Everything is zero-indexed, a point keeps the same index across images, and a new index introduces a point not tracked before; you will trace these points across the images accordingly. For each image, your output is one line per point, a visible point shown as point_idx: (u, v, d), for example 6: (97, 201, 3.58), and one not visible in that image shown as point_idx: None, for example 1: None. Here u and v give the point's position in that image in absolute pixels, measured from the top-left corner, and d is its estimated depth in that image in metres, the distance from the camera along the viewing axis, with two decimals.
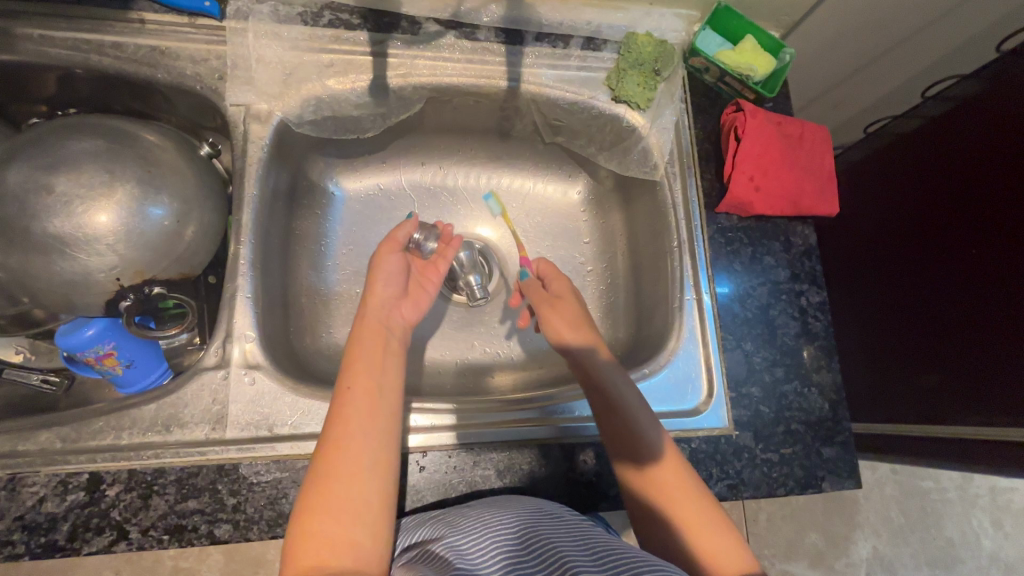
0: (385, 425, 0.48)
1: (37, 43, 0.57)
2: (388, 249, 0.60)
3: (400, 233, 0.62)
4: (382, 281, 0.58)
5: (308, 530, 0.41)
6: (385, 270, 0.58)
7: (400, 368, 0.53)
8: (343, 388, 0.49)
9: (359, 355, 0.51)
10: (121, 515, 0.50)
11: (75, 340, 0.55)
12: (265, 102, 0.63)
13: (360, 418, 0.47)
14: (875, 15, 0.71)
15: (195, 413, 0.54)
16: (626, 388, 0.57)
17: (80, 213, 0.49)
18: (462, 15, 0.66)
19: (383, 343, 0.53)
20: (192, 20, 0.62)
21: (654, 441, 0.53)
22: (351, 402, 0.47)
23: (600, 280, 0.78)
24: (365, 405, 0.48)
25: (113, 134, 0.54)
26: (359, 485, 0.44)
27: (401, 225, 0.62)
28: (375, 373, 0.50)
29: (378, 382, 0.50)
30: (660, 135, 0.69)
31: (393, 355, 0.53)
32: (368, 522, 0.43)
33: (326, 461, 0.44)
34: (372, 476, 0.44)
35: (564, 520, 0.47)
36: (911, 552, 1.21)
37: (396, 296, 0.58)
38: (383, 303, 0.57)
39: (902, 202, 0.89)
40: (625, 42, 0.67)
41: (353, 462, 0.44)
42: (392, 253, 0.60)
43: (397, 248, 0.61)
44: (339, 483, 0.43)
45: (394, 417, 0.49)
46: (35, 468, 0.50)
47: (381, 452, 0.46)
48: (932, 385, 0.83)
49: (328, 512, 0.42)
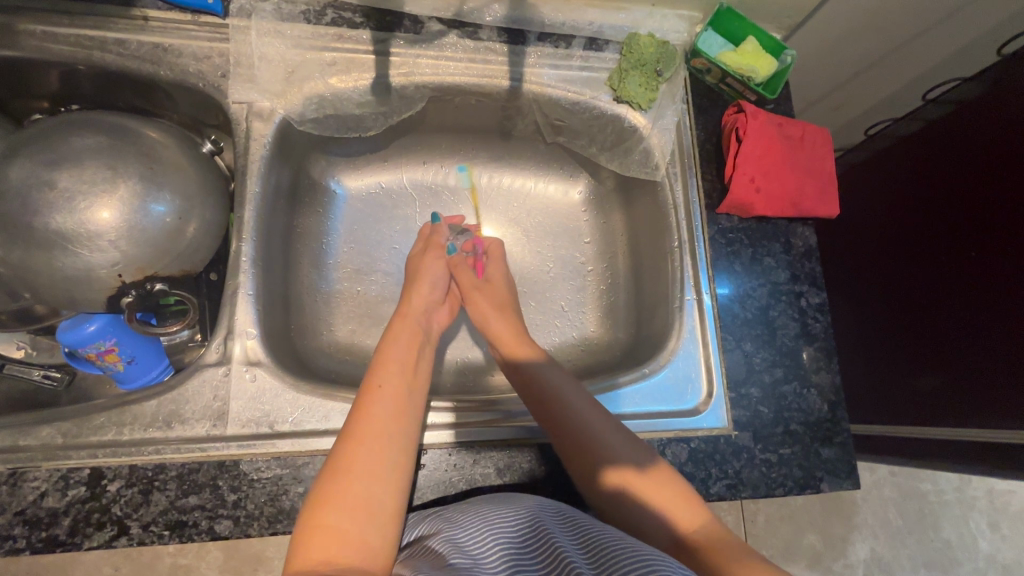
0: (407, 426, 0.48)
1: (40, 39, 0.58)
2: (433, 252, 0.68)
3: (439, 238, 0.70)
4: (427, 282, 0.64)
5: (322, 525, 0.41)
6: (430, 270, 0.65)
7: (424, 376, 0.54)
8: (372, 386, 0.50)
9: (391, 357, 0.54)
10: (122, 511, 0.50)
11: (77, 336, 0.55)
12: (267, 99, 0.63)
13: (386, 418, 0.48)
14: (875, 17, 0.72)
15: (196, 409, 0.54)
16: (569, 388, 0.56)
17: (83, 209, 0.49)
18: (464, 14, 0.66)
19: (415, 348, 0.56)
20: (196, 18, 0.62)
21: (615, 442, 0.52)
22: (379, 403, 0.49)
23: (600, 280, 0.78)
24: (392, 405, 0.49)
25: (116, 130, 0.54)
26: (377, 481, 0.44)
27: (439, 230, 0.70)
28: (404, 378, 0.52)
29: (405, 386, 0.51)
30: (662, 136, 0.69)
31: (420, 361, 0.56)
32: (379, 520, 0.42)
33: (347, 455, 0.45)
34: (390, 476, 0.45)
35: (561, 517, 0.48)
36: (908, 554, 1.21)
37: (434, 300, 0.65)
38: (422, 304, 0.63)
39: (900, 205, 0.90)
40: (627, 43, 0.67)
41: (375, 458, 0.45)
42: (436, 257, 0.67)
43: (440, 252, 0.68)
44: (357, 478, 0.43)
45: (416, 421, 0.50)
46: (36, 463, 0.50)
47: (400, 454, 0.46)
48: (931, 387, 0.83)
49: (344, 506, 0.42)
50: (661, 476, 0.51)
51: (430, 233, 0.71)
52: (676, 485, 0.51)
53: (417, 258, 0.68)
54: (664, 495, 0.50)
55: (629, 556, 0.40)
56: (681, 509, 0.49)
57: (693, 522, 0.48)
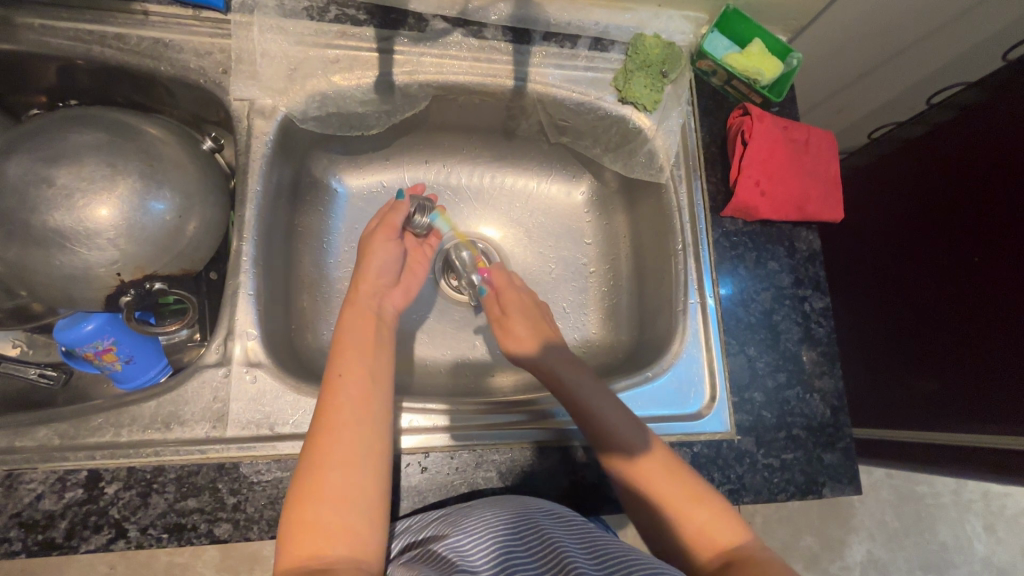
0: (378, 414, 0.48)
1: (38, 33, 0.57)
2: (384, 232, 0.61)
3: (396, 216, 0.62)
4: (375, 267, 0.59)
5: (304, 520, 0.41)
6: (378, 256, 0.59)
7: (390, 360, 0.53)
8: (335, 376, 0.49)
9: (351, 344, 0.52)
10: (120, 514, 0.49)
11: (75, 335, 0.54)
12: (269, 97, 0.62)
13: (353, 404, 0.47)
14: (883, 20, 0.71)
15: (195, 411, 0.53)
16: (597, 395, 0.55)
17: (81, 206, 0.48)
18: (470, 13, 0.66)
19: (375, 330, 0.54)
20: (197, 13, 0.61)
21: (621, 432, 0.53)
22: (343, 389, 0.48)
23: (603, 281, 0.78)
24: (357, 392, 0.48)
25: (114, 127, 0.53)
26: (353, 470, 0.44)
27: (398, 208, 0.63)
28: (367, 361, 0.51)
29: (370, 372, 0.50)
30: (666, 138, 0.69)
31: (383, 346, 0.53)
32: (360, 508, 0.43)
33: (318, 449, 0.45)
34: (366, 465, 0.45)
35: (567, 520, 0.48)
36: (904, 556, 1.22)
37: (386, 284, 0.60)
38: (374, 289, 0.58)
39: (903, 209, 0.90)
40: (633, 43, 0.67)
41: (346, 450, 0.45)
42: (386, 238, 0.61)
43: (392, 233, 0.61)
44: (333, 470, 0.44)
45: (386, 406, 0.49)
46: (32, 464, 0.50)
47: (374, 442, 0.46)
48: (931, 391, 0.84)
49: (324, 500, 0.42)
50: (693, 487, 0.50)
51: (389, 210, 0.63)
52: (709, 498, 0.50)
53: (367, 238, 0.61)
54: (704, 514, 0.49)
55: (637, 568, 0.40)
56: (718, 523, 0.48)
57: (733, 536, 0.48)
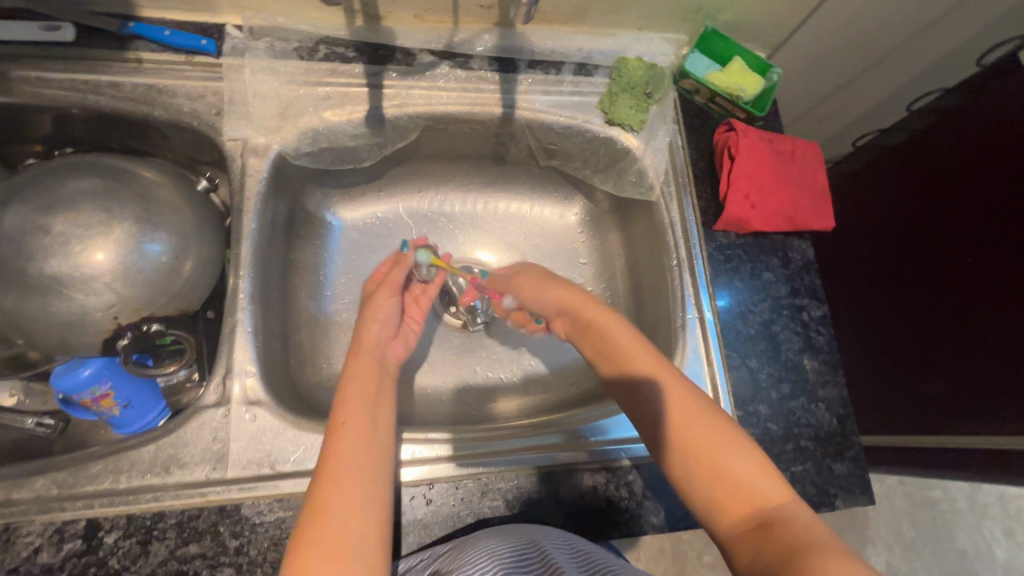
0: (380, 463, 0.47)
1: (34, 85, 0.58)
2: (386, 289, 0.61)
3: (399, 272, 0.63)
4: (378, 317, 0.59)
5: (301, 567, 0.38)
6: (382, 309, 0.60)
7: (391, 404, 0.53)
8: (338, 423, 0.48)
9: (353, 390, 0.51)
10: (120, 563, 0.48)
11: (71, 381, 0.53)
12: (262, 135, 0.63)
13: (354, 450, 0.46)
14: (857, 33, 0.73)
15: (195, 453, 0.53)
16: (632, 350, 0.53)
17: (77, 252, 0.48)
18: (455, 45, 0.68)
19: (377, 381, 0.54)
20: (189, 58, 0.63)
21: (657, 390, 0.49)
22: (345, 435, 0.47)
23: (601, 300, 0.78)
24: (359, 439, 0.47)
25: (110, 172, 0.54)
26: (354, 516, 0.41)
27: (402, 261, 0.64)
28: (369, 409, 0.50)
29: (372, 417, 0.49)
30: (655, 157, 0.70)
31: (385, 390, 0.54)
32: (363, 555, 0.39)
33: (320, 496, 0.43)
34: (367, 512, 0.42)
35: (574, 546, 0.47)
36: (925, 566, 1.19)
37: (388, 333, 0.60)
38: (376, 337, 0.58)
39: (892, 215, 0.91)
40: (616, 67, 0.69)
41: (348, 496, 0.43)
42: (389, 294, 0.61)
43: (395, 289, 0.62)
44: (336, 515, 0.41)
45: (389, 452, 0.48)
46: (29, 516, 0.49)
47: (377, 490, 0.45)
48: (936, 395, 0.83)
49: (322, 547, 0.39)
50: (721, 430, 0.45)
51: (392, 266, 0.64)
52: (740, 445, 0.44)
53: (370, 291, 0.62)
54: (745, 464, 0.42)
55: None
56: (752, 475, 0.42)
57: (770, 488, 0.41)
